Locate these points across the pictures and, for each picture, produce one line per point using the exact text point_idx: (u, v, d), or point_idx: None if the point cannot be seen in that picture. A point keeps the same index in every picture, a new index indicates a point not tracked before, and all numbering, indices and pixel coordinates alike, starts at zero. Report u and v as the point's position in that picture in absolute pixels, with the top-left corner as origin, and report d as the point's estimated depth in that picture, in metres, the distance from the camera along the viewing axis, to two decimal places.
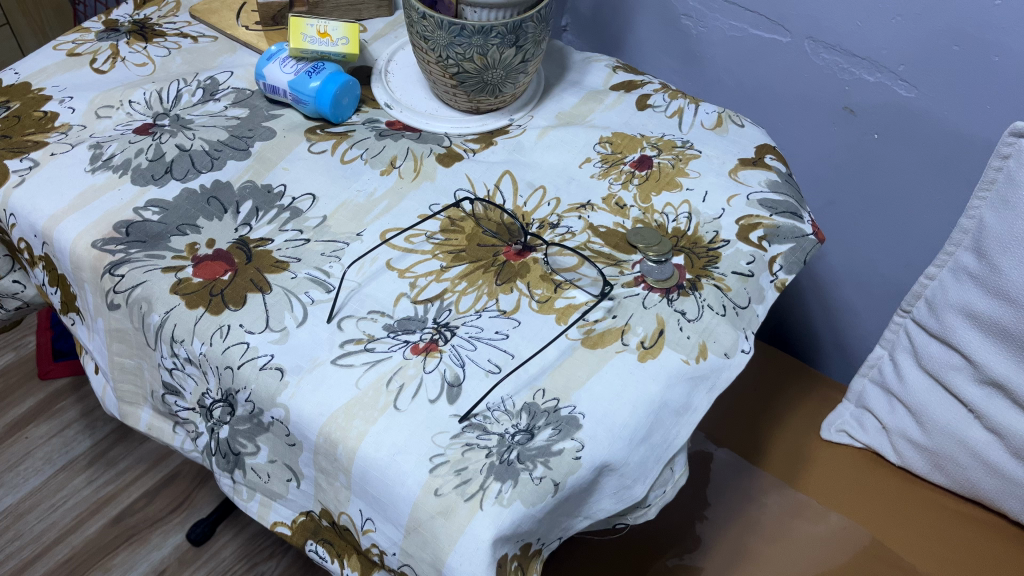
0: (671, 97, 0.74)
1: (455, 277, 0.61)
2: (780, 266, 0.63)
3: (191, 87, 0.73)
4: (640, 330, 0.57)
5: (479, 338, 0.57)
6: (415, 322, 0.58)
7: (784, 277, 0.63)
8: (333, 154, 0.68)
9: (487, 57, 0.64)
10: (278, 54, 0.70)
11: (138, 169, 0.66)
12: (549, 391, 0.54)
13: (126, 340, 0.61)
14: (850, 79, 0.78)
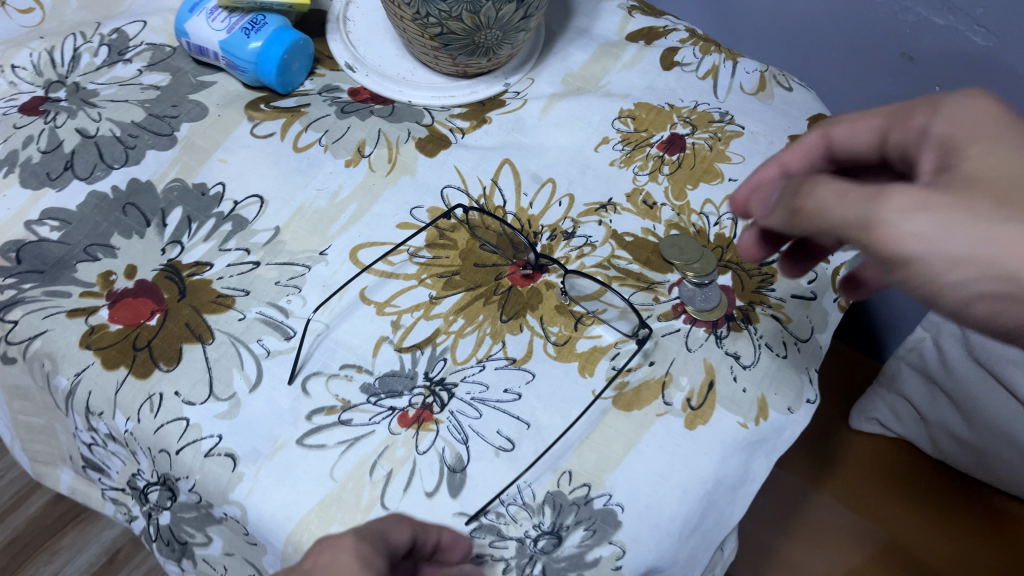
0: (703, 50, 0.59)
1: (447, 312, 0.48)
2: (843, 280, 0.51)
3: (92, 44, 0.57)
4: (685, 383, 0.46)
5: (485, 400, 0.45)
6: (401, 379, 0.45)
7: None
8: (284, 138, 0.53)
9: (479, 15, 0.49)
10: (205, 3, 0.54)
11: (29, 166, 0.51)
12: (577, 474, 0.43)
13: (30, 398, 0.48)
14: (913, 20, 0.64)
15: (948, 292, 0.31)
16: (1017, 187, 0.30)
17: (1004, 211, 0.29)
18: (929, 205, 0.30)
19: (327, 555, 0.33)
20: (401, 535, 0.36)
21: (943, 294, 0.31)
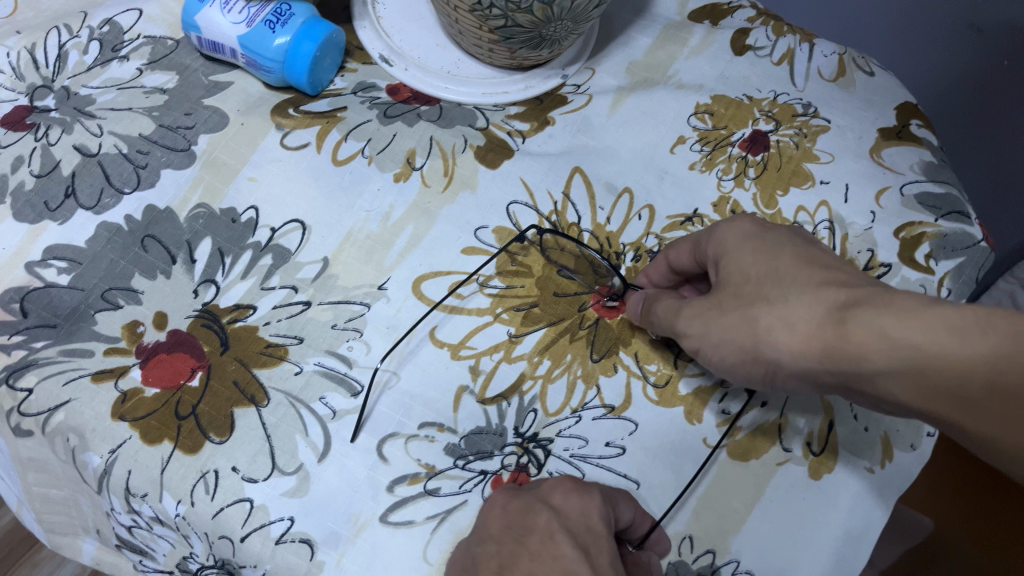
0: (775, 31, 0.53)
1: (531, 353, 0.42)
2: (949, 291, 0.46)
3: (80, 38, 0.48)
4: (803, 425, 0.41)
5: (585, 457, 0.40)
6: (489, 437, 0.40)
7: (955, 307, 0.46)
8: (321, 150, 0.46)
9: (552, 6, 0.42)
10: None
11: (22, 193, 0.43)
12: (698, 539, 0.39)
13: (50, 471, 0.41)
14: None
15: (724, 371, 0.37)
16: (756, 283, 0.34)
17: (733, 302, 0.35)
18: (695, 310, 0.37)
19: (577, 497, 0.34)
20: (627, 510, 0.36)
21: (734, 374, 0.37)
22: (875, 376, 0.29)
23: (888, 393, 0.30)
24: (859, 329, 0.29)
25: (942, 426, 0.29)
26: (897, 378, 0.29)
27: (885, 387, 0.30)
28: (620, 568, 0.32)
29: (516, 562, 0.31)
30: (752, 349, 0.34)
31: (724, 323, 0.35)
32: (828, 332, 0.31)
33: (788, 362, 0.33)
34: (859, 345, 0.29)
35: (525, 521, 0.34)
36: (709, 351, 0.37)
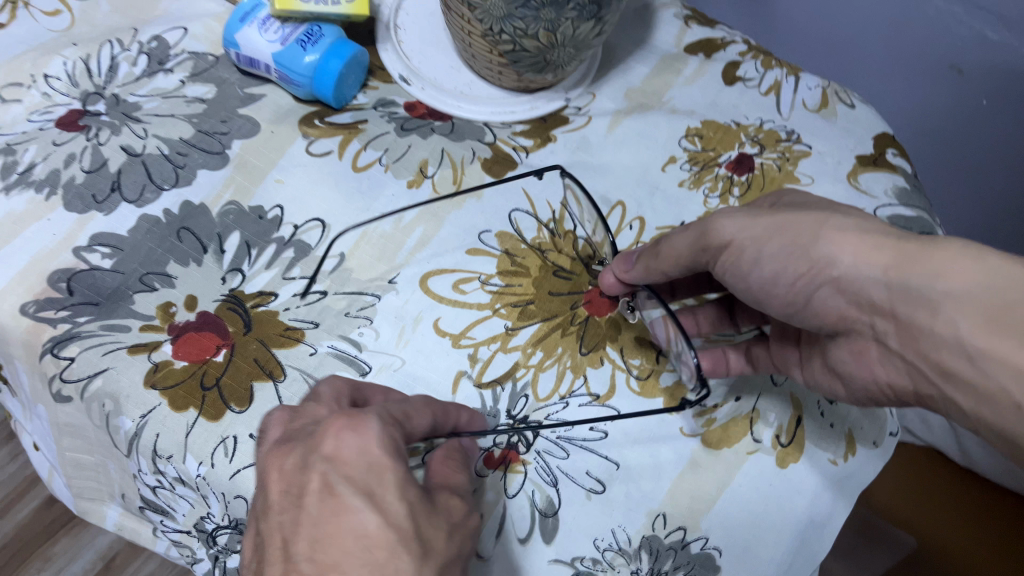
0: (764, 65, 0.58)
1: (526, 344, 0.46)
2: None
3: (130, 52, 0.53)
4: (773, 419, 0.45)
5: (571, 439, 0.43)
6: (484, 419, 0.43)
7: None
8: (342, 158, 0.50)
9: (556, 34, 0.47)
10: (256, 13, 0.51)
11: (72, 187, 0.48)
12: (671, 517, 0.42)
13: (83, 436, 0.46)
14: (966, 34, 0.64)
15: (761, 270, 0.41)
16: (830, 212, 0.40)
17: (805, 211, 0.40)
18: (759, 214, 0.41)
19: (353, 437, 0.32)
20: (421, 420, 0.36)
21: (770, 274, 0.41)
22: (941, 305, 0.34)
23: (940, 323, 0.34)
24: (952, 256, 0.34)
25: (980, 366, 0.33)
26: (964, 307, 0.33)
27: (942, 316, 0.34)
28: (409, 491, 0.32)
29: (298, 529, 0.31)
30: (808, 243, 0.39)
31: (795, 223, 0.39)
32: (916, 252, 0.35)
33: (845, 265, 0.37)
34: (937, 264, 0.34)
35: (300, 479, 0.32)
36: (759, 246, 0.41)
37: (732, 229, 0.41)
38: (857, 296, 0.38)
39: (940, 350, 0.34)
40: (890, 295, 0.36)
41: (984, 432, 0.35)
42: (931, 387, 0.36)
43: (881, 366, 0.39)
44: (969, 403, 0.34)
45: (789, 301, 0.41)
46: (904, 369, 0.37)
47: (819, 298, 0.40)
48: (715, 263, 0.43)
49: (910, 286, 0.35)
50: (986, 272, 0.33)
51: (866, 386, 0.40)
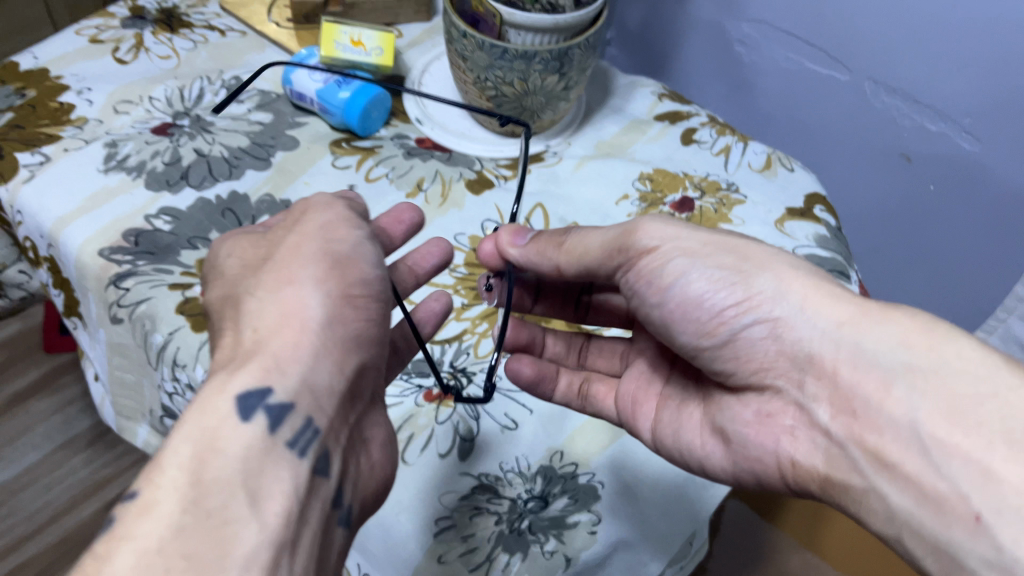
0: (718, 132, 0.70)
1: (476, 317, 0.57)
2: None
3: (215, 86, 0.70)
4: None
5: (498, 389, 0.54)
6: (430, 365, 0.55)
7: None
8: (359, 170, 0.64)
9: (528, 82, 0.61)
10: (309, 60, 0.67)
11: (153, 173, 0.63)
12: (567, 454, 0.51)
13: (127, 354, 0.59)
14: (911, 126, 0.73)
15: (691, 289, 0.43)
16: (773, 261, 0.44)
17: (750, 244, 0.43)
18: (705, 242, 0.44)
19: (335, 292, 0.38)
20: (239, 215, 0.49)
21: (700, 294, 0.42)
22: (900, 382, 0.36)
23: (892, 403, 0.36)
24: (910, 328, 0.37)
25: (935, 463, 0.34)
26: (926, 395, 0.35)
27: (892, 398, 0.36)
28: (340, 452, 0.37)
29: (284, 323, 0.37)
30: (744, 270, 0.42)
31: (744, 249, 0.43)
32: (866, 321, 0.38)
33: (788, 305, 0.40)
34: (903, 340, 0.37)
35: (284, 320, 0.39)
36: (696, 262, 0.43)
37: (679, 241, 0.44)
38: (789, 345, 0.41)
39: (883, 438, 0.36)
40: (837, 359, 0.39)
41: (906, 542, 0.35)
42: (852, 475, 0.38)
43: (789, 439, 0.42)
44: (902, 502, 0.35)
45: (713, 331, 0.43)
46: (825, 451, 0.40)
47: (745, 334, 0.42)
48: (626, 268, 0.46)
49: (861, 348, 0.38)
50: (943, 358, 0.36)
51: (740, 471, 0.46)
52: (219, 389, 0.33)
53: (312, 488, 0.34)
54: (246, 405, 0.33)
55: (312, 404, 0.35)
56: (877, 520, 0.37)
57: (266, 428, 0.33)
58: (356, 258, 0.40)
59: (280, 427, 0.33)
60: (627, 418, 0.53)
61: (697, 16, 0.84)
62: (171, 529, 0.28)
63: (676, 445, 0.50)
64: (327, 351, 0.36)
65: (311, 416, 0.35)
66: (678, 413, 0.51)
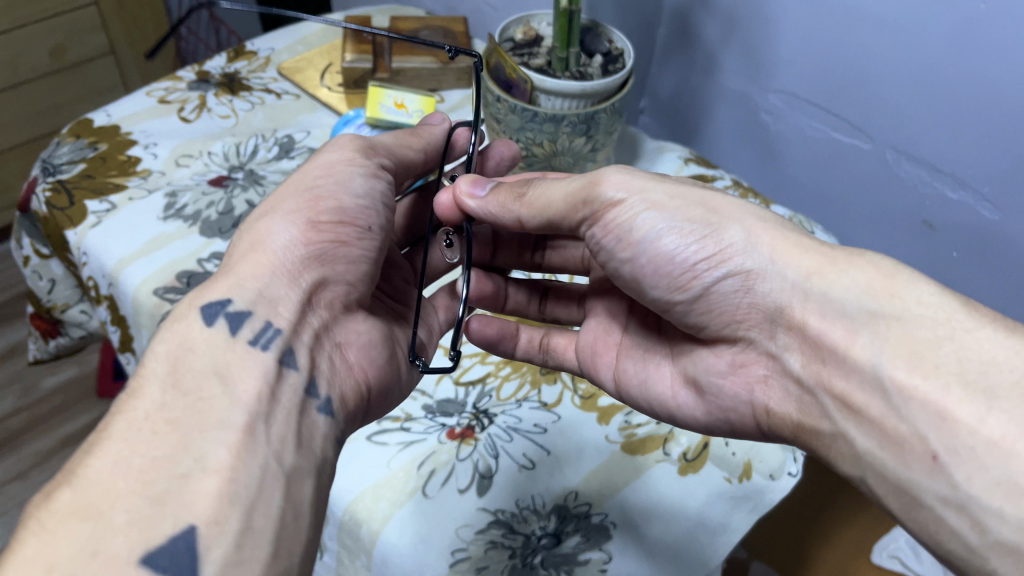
0: (741, 195, 0.72)
1: (499, 361, 0.61)
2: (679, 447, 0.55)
3: (268, 143, 0.76)
4: (684, 440, 0.56)
5: (517, 429, 0.56)
6: (454, 405, 0.57)
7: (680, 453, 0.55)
8: None
9: (556, 143, 0.65)
10: (356, 119, 0.74)
11: (207, 221, 0.68)
12: (582, 494, 0.53)
13: None
14: (931, 193, 0.75)
15: (663, 247, 0.45)
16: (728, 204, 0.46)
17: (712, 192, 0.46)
18: None
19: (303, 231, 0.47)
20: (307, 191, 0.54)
21: (671, 250, 0.45)
22: (865, 329, 0.39)
23: (856, 349, 0.39)
24: (885, 274, 0.40)
25: (897, 406, 0.37)
26: (888, 340, 0.38)
27: (858, 345, 0.39)
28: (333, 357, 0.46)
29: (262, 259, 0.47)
30: (714, 224, 0.44)
31: (712, 204, 0.45)
32: (830, 270, 0.41)
33: (761, 259, 0.43)
34: (866, 280, 0.40)
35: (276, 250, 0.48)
36: (664, 215, 0.45)
37: (646, 193, 0.45)
38: (759, 296, 0.44)
39: (850, 383, 0.40)
40: (806, 308, 0.42)
41: (869, 480, 0.40)
42: (823, 420, 0.42)
43: (761, 387, 0.47)
44: (867, 443, 0.39)
45: (685, 286, 0.46)
46: (798, 398, 0.44)
47: (717, 287, 0.45)
48: (592, 221, 0.47)
49: (828, 297, 0.41)
50: (905, 305, 0.39)
51: (710, 420, 0.51)
52: (194, 302, 0.43)
53: (279, 374, 0.41)
54: (209, 312, 0.42)
55: (270, 310, 0.43)
56: (845, 461, 0.41)
57: (228, 327, 0.42)
58: (336, 192, 0.49)
59: (240, 329, 0.42)
60: (589, 369, 0.57)
61: (725, 86, 0.88)
62: (161, 409, 0.36)
63: (642, 394, 0.54)
64: (282, 271, 0.45)
65: (271, 318, 0.43)
66: (644, 364, 0.55)
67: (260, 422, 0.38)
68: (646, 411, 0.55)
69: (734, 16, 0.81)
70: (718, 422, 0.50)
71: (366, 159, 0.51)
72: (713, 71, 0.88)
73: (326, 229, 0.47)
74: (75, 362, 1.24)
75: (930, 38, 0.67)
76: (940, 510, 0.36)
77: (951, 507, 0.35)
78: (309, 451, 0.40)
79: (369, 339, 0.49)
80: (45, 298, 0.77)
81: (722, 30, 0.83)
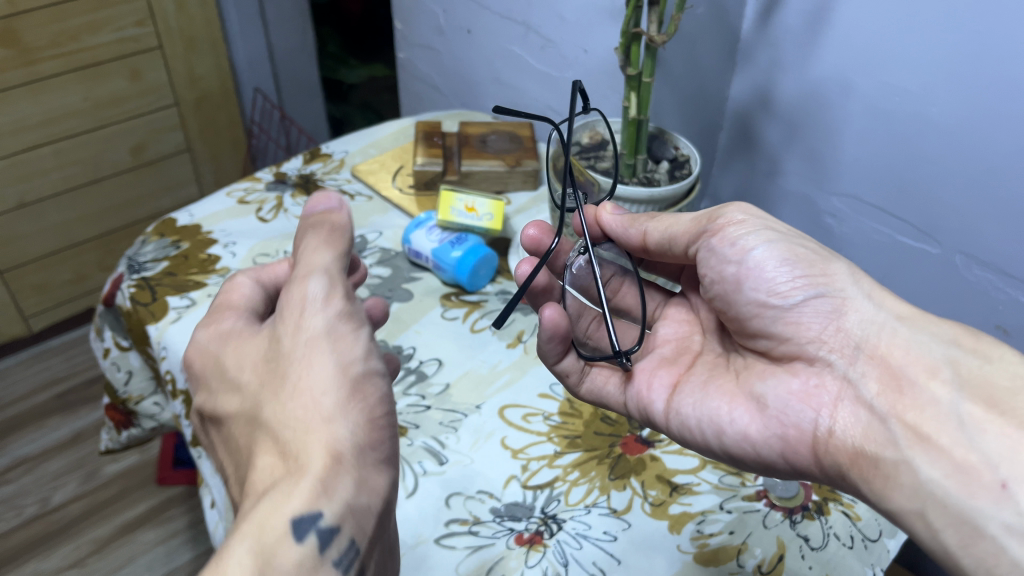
0: None
1: (567, 465, 0.60)
2: (754, 557, 0.53)
3: None
4: (758, 552, 0.54)
5: (587, 536, 0.55)
6: (522, 509, 0.57)
7: (754, 564, 0.53)
8: (465, 321, 0.73)
9: None
10: (427, 222, 0.77)
11: None
12: None
13: None
14: (1005, 299, 0.75)
15: (763, 257, 0.49)
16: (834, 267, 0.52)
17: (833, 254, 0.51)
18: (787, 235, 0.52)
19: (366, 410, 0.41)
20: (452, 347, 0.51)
21: (773, 263, 0.49)
22: (947, 368, 0.44)
23: (936, 383, 0.44)
24: (968, 334, 0.45)
25: (970, 435, 0.41)
26: (970, 387, 0.43)
27: (939, 380, 0.44)
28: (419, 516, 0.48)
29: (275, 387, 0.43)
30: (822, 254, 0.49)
31: (829, 251, 0.50)
32: (923, 319, 0.47)
33: (852, 292, 0.48)
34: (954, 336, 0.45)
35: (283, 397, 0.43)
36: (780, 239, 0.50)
37: (765, 222, 0.51)
38: (846, 323, 0.48)
39: (923, 416, 0.43)
40: (893, 342, 0.46)
41: (928, 514, 0.40)
42: (886, 449, 0.43)
43: (829, 408, 0.46)
44: (931, 474, 0.41)
45: (784, 295, 0.49)
46: (864, 423, 0.44)
47: (804, 308, 0.49)
48: (702, 236, 0.52)
49: (918, 337, 0.46)
50: (992, 354, 0.44)
51: (762, 438, 0.48)
52: (264, 522, 0.37)
53: (316, 433, 0.39)
54: (300, 527, 0.37)
55: (356, 525, 0.39)
56: (901, 493, 0.41)
57: (315, 550, 0.37)
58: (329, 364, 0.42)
59: (329, 549, 0.38)
60: (641, 402, 0.54)
61: (787, 189, 0.88)
62: None
63: (695, 411, 0.51)
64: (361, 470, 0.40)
65: (354, 536, 0.39)
66: (702, 395, 0.52)
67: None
68: (699, 437, 0.51)
69: (795, 123, 0.83)
70: (772, 436, 0.48)
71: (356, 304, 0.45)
72: (775, 175, 0.89)
73: (385, 428, 0.42)
74: (136, 450, 1.26)
75: (994, 143, 0.68)
76: (1003, 540, 0.37)
77: (1015, 535, 0.37)
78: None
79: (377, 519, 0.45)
80: (121, 389, 0.79)
81: (784, 135, 0.85)
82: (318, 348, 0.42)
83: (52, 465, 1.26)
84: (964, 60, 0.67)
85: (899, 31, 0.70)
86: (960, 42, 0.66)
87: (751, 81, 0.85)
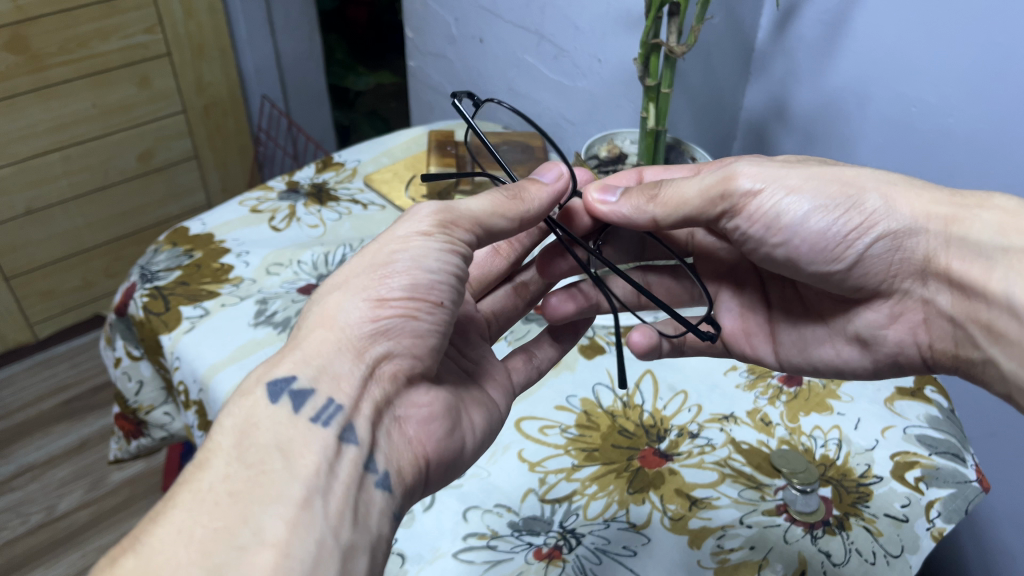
0: None
1: (585, 478, 0.60)
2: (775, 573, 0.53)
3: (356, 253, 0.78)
4: (779, 568, 0.53)
5: (606, 551, 0.54)
6: (540, 523, 0.56)
7: None
8: None
9: None
10: None
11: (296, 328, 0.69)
12: None
13: None
14: None
15: (812, 229, 0.49)
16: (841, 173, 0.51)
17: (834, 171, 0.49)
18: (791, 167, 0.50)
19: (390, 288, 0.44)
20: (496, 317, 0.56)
21: (822, 228, 0.49)
22: (1000, 265, 0.45)
23: (994, 281, 0.45)
24: (1009, 215, 0.45)
25: None
26: (1020, 271, 0.44)
27: (994, 278, 0.45)
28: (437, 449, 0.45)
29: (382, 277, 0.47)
30: (851, 198, 0.48)
31: (848, 177, 0.48)
32: (965, 215, 0.46)
33: (902, 218, 0.47)
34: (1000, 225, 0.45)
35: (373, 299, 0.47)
36: (805, 197, 0.49)
37: (781, 179, 0.49)
38: (909, 251, 0.48)
39: (991, 311, 0.45)
40: (949, 255, 0.47)
41: (1017, 395, 0.47)
42: (973, 349, 0.48)
43: (922, 329, 0.52)
44: (1010, 363, 0.45)
45: (842, 257, 0.50)
46: (954, 332, 0.50)
47: (869, 251, 0.49)
48: (731, 209, 0.51)
49: (967, 240, 0.46)
50: None
51: (880, 368, 0.56)
52: (261, 377, 0.41)
53: (338, 450, 0.39)
54: (274, 388, 0.40)
55: (332, 386, 0.41)
56: (995, 380, 0.47)
57: (291, 406, 0.40)
58: (394, 263, 0.44)
59: (302, 406, 0.40)
60: (748, 351, 0.62)
61: None
62: (261, 502, 0.35)
63: (804, 358, 0.60)
64: (347, 348, 0.42)
65: (332, 394, 0.41)
66: (800, 336, 0.59)
67: (318, 497, 0.36)
68: (813, 372, 0.60)
69: (811, 133, 0.82)
70: (882, 367, 0.55)
71: (450, 236, 0.46)
72: None
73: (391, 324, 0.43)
74: (141, 459, 1.26)
75: (1014, 155, 0.67)
76: None
77: None
78: (365, 527, 0.38)
79: (430, 412, 0.45)
80: (132, 399, 0.79)
81: (798, 144, 0.85)
82: (387, 250, 0.45)
83: (59, 472, 1.26)
84: (983, 68, 0.66)
85: (918, 40, 0.69)
86: (980, 55, 0.66)
87: (766, 91, 0.85)
